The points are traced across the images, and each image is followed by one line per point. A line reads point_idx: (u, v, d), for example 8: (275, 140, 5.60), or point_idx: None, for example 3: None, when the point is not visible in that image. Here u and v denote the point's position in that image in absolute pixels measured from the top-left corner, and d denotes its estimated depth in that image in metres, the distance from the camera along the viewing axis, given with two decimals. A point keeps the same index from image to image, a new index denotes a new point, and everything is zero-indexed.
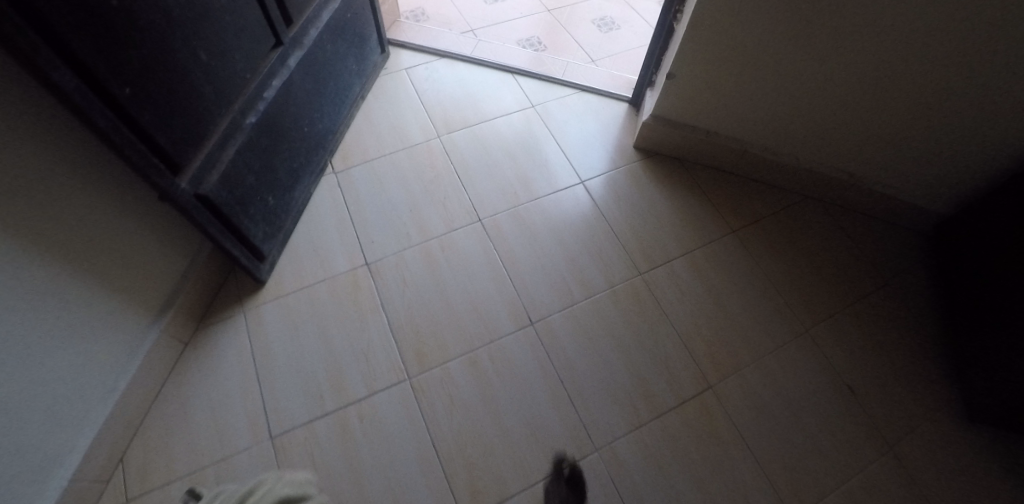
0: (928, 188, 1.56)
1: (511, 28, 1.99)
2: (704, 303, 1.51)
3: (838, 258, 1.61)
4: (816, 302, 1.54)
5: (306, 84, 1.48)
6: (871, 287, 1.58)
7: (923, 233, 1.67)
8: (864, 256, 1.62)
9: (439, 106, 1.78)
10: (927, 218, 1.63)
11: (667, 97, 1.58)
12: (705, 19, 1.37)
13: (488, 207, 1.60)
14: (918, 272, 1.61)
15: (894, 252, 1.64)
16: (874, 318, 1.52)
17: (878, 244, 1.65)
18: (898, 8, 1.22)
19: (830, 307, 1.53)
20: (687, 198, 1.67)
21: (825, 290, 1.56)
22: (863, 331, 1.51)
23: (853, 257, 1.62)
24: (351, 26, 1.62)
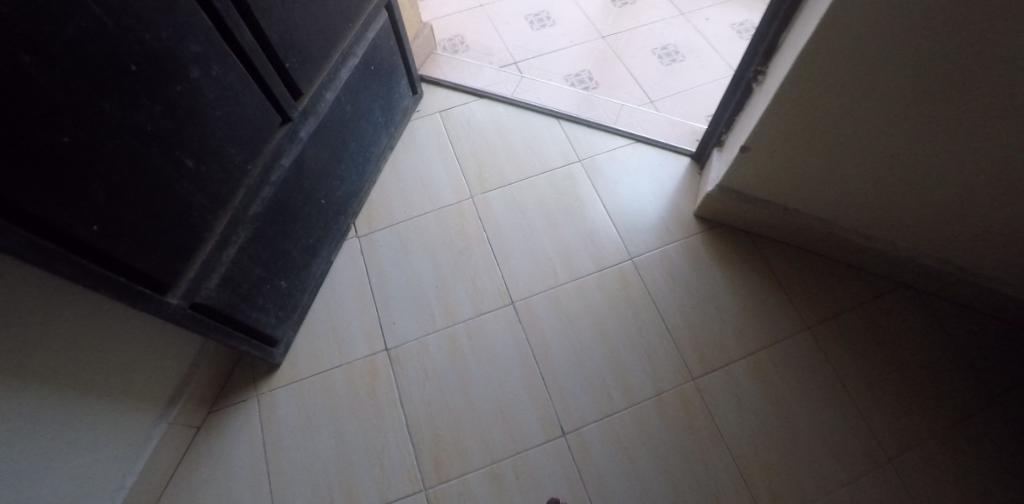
0: None
1: (560, 59, 1.75)
2: (766, 420, 1.31)
3: (933, 364, 1.36)
4: (901, 421, 1.31)
5: (323, 152, 1.32)
6: (974, 402, 1.32)
7: None
8: (967, 362, 1.36)
9: (474, 158, 1.60)
10: None
11: (739, 168, 1.33)
12: (798, 89, 1.11)
13: (524, 288, 1.42)
14: None
15: (1005, 357, 1.36)
16: (974, 445, 1.27)
17: (985, 346, 1.38)
18: None
19: (920, 428, 1.30)
20: (753, 283, 1.44)
21: (914, 405, 1.32)
22: (961, 461, 1.27)
23: (953, 362, 1.36)
24: (376, 76, 1.44)
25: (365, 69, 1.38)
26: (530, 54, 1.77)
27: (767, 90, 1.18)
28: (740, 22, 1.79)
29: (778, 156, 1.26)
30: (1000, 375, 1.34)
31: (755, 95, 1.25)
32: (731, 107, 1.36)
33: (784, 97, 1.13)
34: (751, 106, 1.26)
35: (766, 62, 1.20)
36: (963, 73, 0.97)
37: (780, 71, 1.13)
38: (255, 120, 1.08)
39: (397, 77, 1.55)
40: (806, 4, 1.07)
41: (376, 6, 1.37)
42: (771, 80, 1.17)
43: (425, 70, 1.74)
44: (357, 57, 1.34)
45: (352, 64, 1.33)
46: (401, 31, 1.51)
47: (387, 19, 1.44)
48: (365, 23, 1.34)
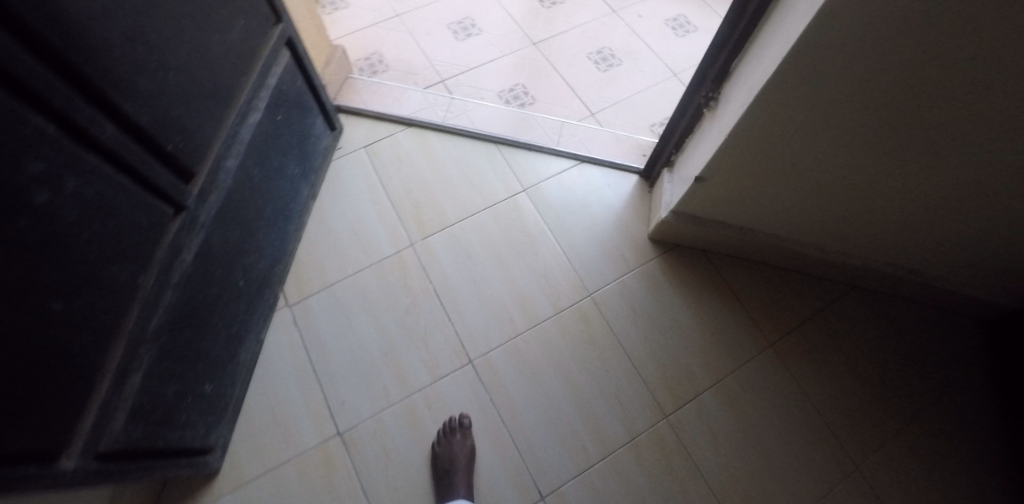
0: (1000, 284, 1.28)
1: (490, 73, 1.61)
2: (738, 446, 1.27)
3: (889, 363, 1.36)
4: (865, 427, 1.29)
5: (235, 229, 1.13)
6: (928, 399, 1.33)
7: (985, 322, 1.40)
8: (919, 358, 1.37)
9: (409, 198, 1.45)
10: (992, 310, 1.36)
11: (696, 196, 1.24)
12: (754, 129, 1.01)
13: (481, 343, 1.31)
14: (981, 374, 1.35)
15: (952, 349, 1.38)
16: (933, 443, 1.28)
17: (934, 340, 1.39)
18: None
19: (882, 431, 1.29)
20: (713, 305, 1.38)
21: (876, 408, 1.31)
22: (921, 459, 1.27)
23: (907, 360, 1.36)
24: (285, 125, 1.25)
25: (270, 122, 1.19)
26: (457, 69, 1.62)
27: (721, 120, 1.09)
28: (673, 18, 1.74)
29: (734, 185, 1.17)
30: (949, 367, 1.36)
31: (708, 121, 1.15)
32: (681, 130, 1.26)
33: (740, 135, 1.04)
34: (705, 132, 1.17)
35: (720, 87, 1.10)
36: (930, 115, 0.89)
37: (734, 103, 1.04)
38: (142, 224, 0.89)
39: (310, 118, 1.36)
40: (761, 31, 0.97)
41: (274, 48, 1.16)
42: (725, 109, 1.08)
43: (342, 99, 1.56)
44: (259, 112, 1.14)
45: (254, 124, 1.13)
46: (309, 67, 1.31)
47: (291, 59, 1.24)
48: (263, 72, 1.14)
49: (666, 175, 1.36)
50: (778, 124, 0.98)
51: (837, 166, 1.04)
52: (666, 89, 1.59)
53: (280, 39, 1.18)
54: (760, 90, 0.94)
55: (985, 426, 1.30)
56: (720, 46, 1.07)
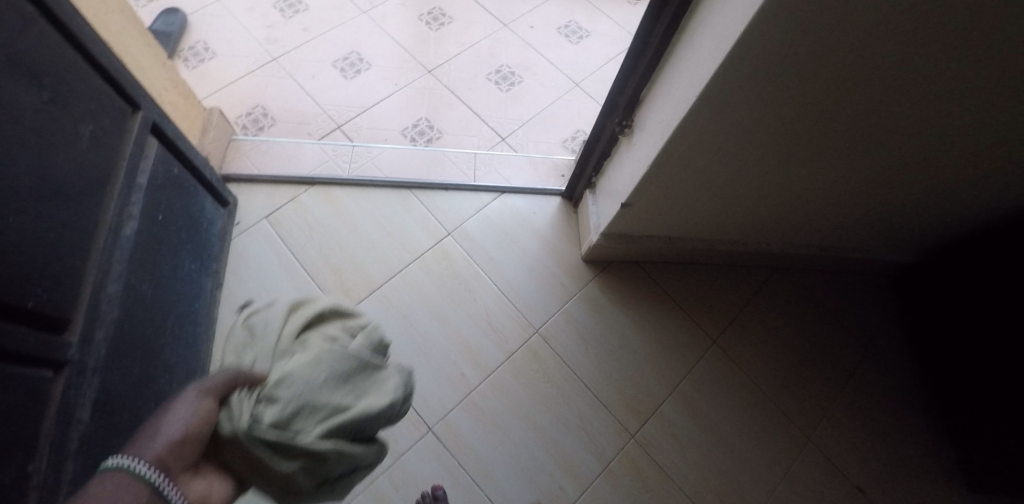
0: (897, 243, 1.37)
1: (391, 111, 1.56)
2: (701, 446, 1.27)
3: (816, 333, 1.41)
4: (806, 397, 1.33)
5: (137, 360, 0.99)
6: (854, 358, 1.39)
7: (886, 277, 1.50)
8: (839, 321, 1.43)
9: (327, 264, 1.34)
10: (890, 266, 1.46)
11: (627, 218, 1.21)
12: (677, 157, 0.99)
13: (437, 407, 1.24)
14: (893, 326, 1.44)
15: (865, 308, 1.46)
16: (867, 400, 1.34)
17: (848, 302, 1.46)
18: (939, 123, 0.87)
19: (822, 399, 1.34)
20: (654, 314, 1.38)
21: (813, 378, 1.36)
22: (860, 417, 1.33)
23: (831, 327, 1.42)
24: (171, 223, 1.09)
25: (153, 228, 1.03)
26: (354, 112, 1.55)
27: (642, 144, 1.06)
28: (564, 25, 1.82)
29: (659, 204, 1.15)
30: (864, 325, 1.44)
31: (630, 143, 1.12)
32: (608, 149, 1.22)
33: (664, 163, 1.01)
34: (625, 156, 1.14)
35: (640, 109, 1.07)
36: (837, 124, 0.89)
37: (654, 128, 1.00)
38: (18, 406, 0.75)
39: (198, 202, 1.20)
40: (676, 55, 0.93)
41: (137, 139, 0.97)
42: (644, 133, 1.05)
43: (230, 167, 1.41)
44: (136, 221, 0.97)
45: (131, 236, 0.96)
46: (184, 148, 1.13)
47: (158, 145, 1.04)
48: (130, 173, 0.95)
49: (590, 196, 1.35)
50: (700, 148, 0.96)
51: (758, 175, 1.04)
52: (570, 101, 1.66)
53: (143, 128, 0.98)
54: (676, 124, 0.91)
55: (903, 374, 1.39)
56: (636, 66, 1.03)
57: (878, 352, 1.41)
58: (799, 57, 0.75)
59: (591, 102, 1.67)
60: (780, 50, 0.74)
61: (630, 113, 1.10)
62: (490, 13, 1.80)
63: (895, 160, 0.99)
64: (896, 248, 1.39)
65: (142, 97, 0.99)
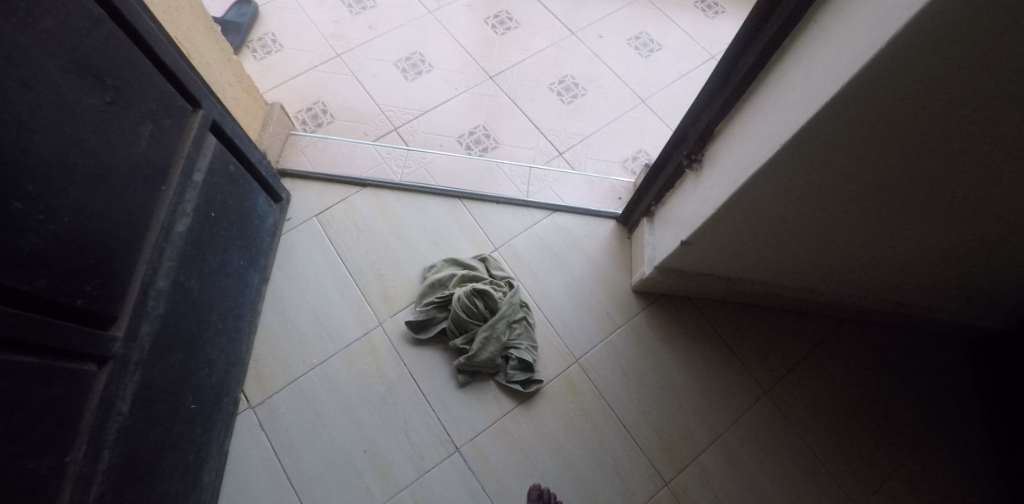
0: (987, 309, 1.24)
1: (449, 116, 1.56)
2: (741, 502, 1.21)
3: (881, 394, 1.31)
4: (862, 464, 1.25)
5: (179, 353, 0.99)
6: (924, 427, 1.29)
7: (969, 340, 1.38)
8: (909, 384, 1.33)
9: (372, 271, 1.34)
10: (977, 330, 1.34)
11: (680, 256, 1.16)
12: (754, 200, 0.91)
13: (467, 428, 1.21)
14: (972, 396, 1.32)
15: (941, 372, 1.34)
16: (933, 475, 1.24)
17: (922, 363, 1.35)
18: None
19: (881, 467, 1.25)
20: (703, 356, 1.32)
21: (872, 443, 1.27)
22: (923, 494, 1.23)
23: (899, 389, 1.32)
24: (224, 218, 1.09)
25: (206, 224, 1.03)
26: (412, 114, 1.55)
27: (711, 181, 0.99)
28: (635, 36, 1.76)
29: (725, 245, 1.08)
30: (939, 391, 1.32)
31: (697, 178, 1.05)
32: (673, 180, 1.16)
33: (734, 205, 0.93)
34: (690, 191, 1.08)
35: (714, 143, 1.00)
36: (927, 196, 0.80)
37: (729, 166, 0.93)
38: (60, 399, 0.76)
39: (252, 198, 1.21)
40: (761, 93, 0.85)
41: (197, 137, 0.97)
42: (716, 170, 0.98)
43: (286, 162, 1.44)
44: (189, 218, 0.97)
45: (183, 233, 0.96)
46: (242, 145, 1.14)
47: (216, 141, 1.04)
48: (188, 170, 0.96)
49: (646, 225, 1.30)
50: (778, 196, 0.88)
51: (835, 231, 0.95)
52: (634, 117, 1.60)
53: (203, 125, 0.99)
54: (756, 168, 0.84)
55: (981, 450, 1.26)
56: (716, 98, 0.96)
57: (953, 422, 1.29)
58: (906, 122, 0.67)
59: (656, 120, 1.61)
60: (887, 108, 0.66)
61: (701, 147, 1.03)
62: (559, 19, 1.76)
63: (998, 232, 0.88)
64: (986, 314, 1.27)
65: (204, 96, 0.99)
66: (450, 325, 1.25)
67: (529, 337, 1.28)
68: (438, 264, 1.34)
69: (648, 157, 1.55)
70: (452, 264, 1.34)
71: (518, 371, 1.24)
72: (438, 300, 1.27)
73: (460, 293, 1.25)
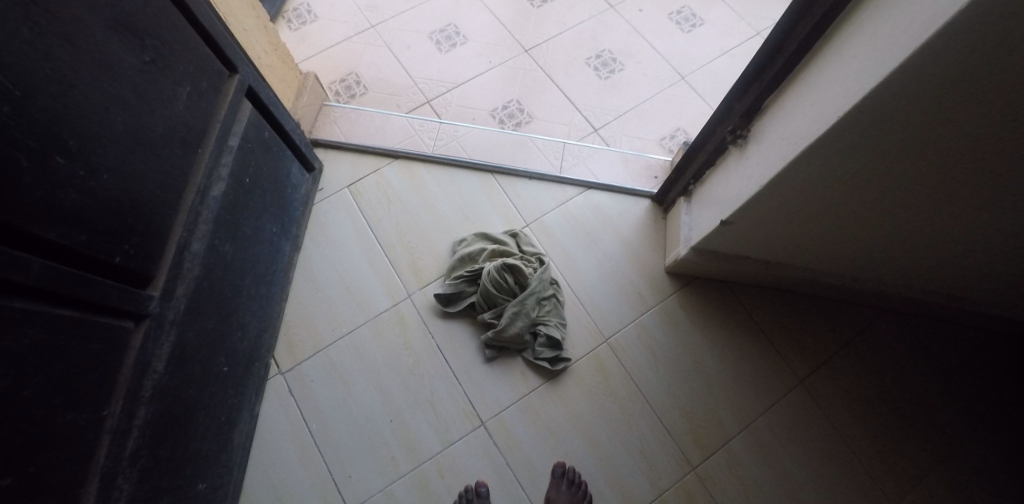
0: None
1: (482, 90, 1.53)
2: (768, 490, 1.19)
3: (922, 389, 1.26)
4: (898, 460, 1.21)
5: (212, 317, 1.00)
6: (967, 425, 1.23)
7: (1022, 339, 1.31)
8: (954, 381, 1.27)
9: (402, 244, 1.34)
10: None
11: (717, 237, 1.13)
12: (802, 179, 0.87)
13: (492, 403, 1.21)
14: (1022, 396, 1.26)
15: (989, 370, 1.28)
16: (973, 475, 1.19)
17: (969, 360, 1.29)
18: None
19: (918, 464, 1.20)
20: (737, 342, 1.29)
21: (910, 439, 1.22)
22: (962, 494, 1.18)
23: (943, 386, 1.27)
24: (258, 185, 1.09)
25: (241, 189, 1.03)
26: (445, 87, 1.53)
27: (757, 158, 0.95)
28: (677, 10, 1.70)
29: (766, 227, 1.04)
30: (985, 389, 1.27)
31: (741, 154, 1.01)
32: (714, 157, 1.12)
33: (780, 183, 0.89)
34: (733, 169, 1.04)
35: (761, 118, 0.96)
36: (990, 183, 0.76)
37: (777, 142, 0.89)
38: (99, 354, 0.77)
39: (285, 165, 1.21)
40: (815, 64, 0.81)
41: (232, 101, 0.97)
42: (762, 146, 0.94)
43: (319, 133, 1.44)
44: (224, 182, 0.97)
45: (217, 197, 0.96)
46: (276, 112, 1.14)
47: (252, 107, 1.04)
48: (223, 134, 0.96)
49: (683, 203, 1.26)
50: (826, 175, 0.84)
51: (887, 216, 0.91)
52: (673, 94, 1.56)
53: (239, 89, 0.99)
54: (806, 143, 0.80)
55: None
56: (766, 70, 0.91)
57: (999, 423, 1.24)
58: (976, 97, 0.63)
59: (696, 98, 1.56)
60: (957, 81, 0.62)
61: (747, 122, 0.99)
62: None
63: None
64: None
65: (241, 61, 0.99)
66: (478, 300, 1.24)
67: (558, 314, 1.26)
68: (468, 238, 1.32)
69: (686, 135, 1.50)
70: (482, 239, 1.32)
71: (546, 348, 1.23)
72: (467, 274, 1.26)
73: (490, 267, 1.24)
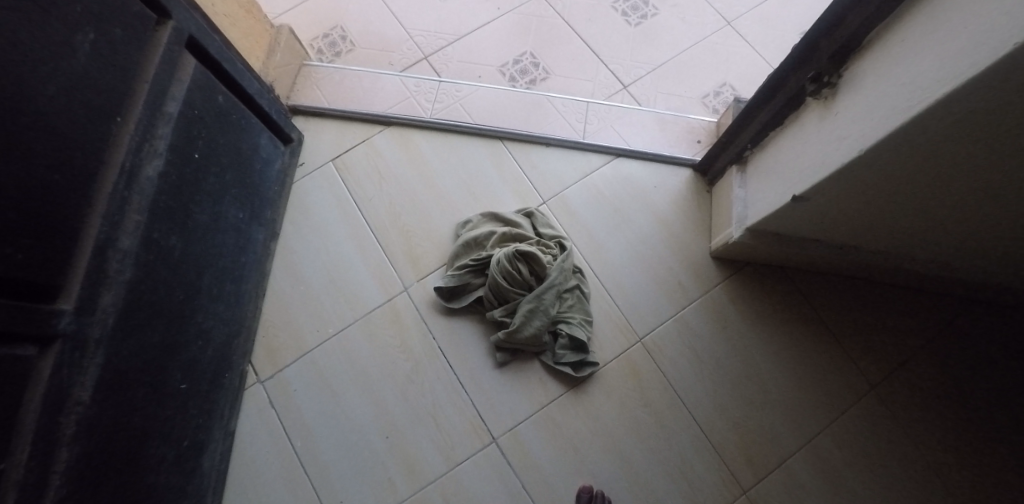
0: None
1: (490, 42, 1.30)
2: None
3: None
4: (995, 484, 0.99)
5: (159, 325, 0.82)
6: None
7: None
8: None
9: (397, 227, 1.13)
10: None
11: (783, 216, 0.90)
12: (919, 143, 0.64)
13: (506, 415, 1.01)
14: None
15: None
16: None
17: None
18: None
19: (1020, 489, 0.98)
20: (797, 341, 1.08)
21: (1009, 458, 1.00)
22: None
23: None
24: (214, 161, 0.89)
25: (188, 168, 0.83)
26: (446, 40, 1.30)
27: (849, 113, 0.72)
28: None
29: (851, 205, 0.81)
30: None
31: (823, 109, 0.78)
32: (783, 113, 0.89)
33: (886, 148, 0.66)
34: (811, 128, 0.81)
35: (858, 57, 0.71)
36: None
37: (882, 90, 0.66)
38: None
39: (252, 136, 1.01)
40: None
41: (166, 55, 0.77)
42: (858, 96, 0.70)
43: (299, 98, 1.23)
44: (161, 159, 0.77)
45: (153, 178, 0.76)
46: (232, 70, 0.93)
47: (197, 63, 0.84)
48: (155, 98, 0.76)
49: (735, 173, 1.04)
50: (955, 141, 0.60)
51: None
52: (716, 43, 1.31)
53: (174, 40, 0.78)
54: (936, 89, 0.57)
55: None
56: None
57: None
58: None
59: (745, 46, 1.31)
60: None
61: (839, 65, 0.74)
62: None
63: None
64: None
65: (176, 4, 0.78)
66: (487, 294, 1.04)
67: (582, 309, 1.06)
68: (473, 219, 1.12)
69: (733, 91, 1.27)
70: (490, 220, 1.11)
71: (568, 351, 1.03)
72: (473, 263, 1.06)
73: (500, 255, 1.03)
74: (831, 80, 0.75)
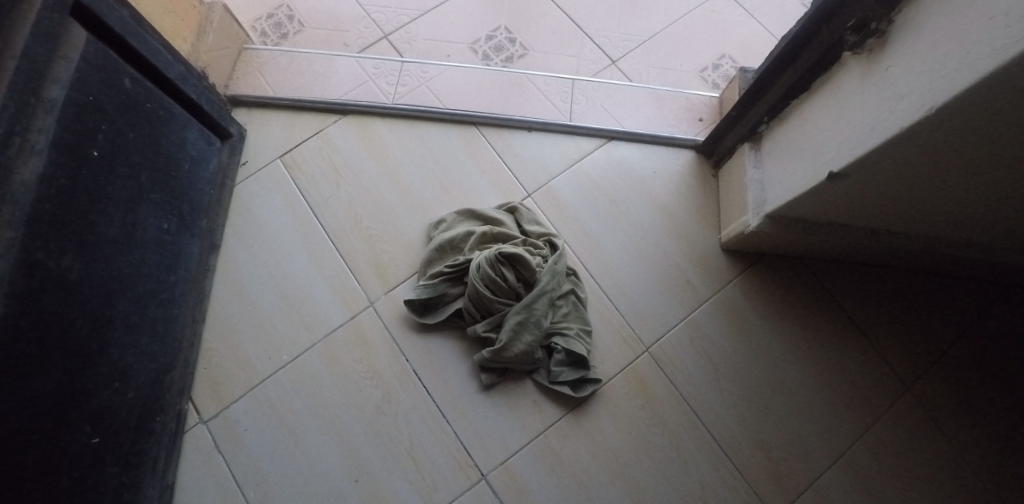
0: None
1: (458, 17, 1.15)
2: None
3: None
4: None
5: (53, 370, 0.65)
6: None
7: None
8: None
9: (359, 231, 0.97)
10: None
11: (812, 199, 0.76)
12: (989, 104, 0.51)
13: (496, 447, 0.86)
14: None
15: None
16: None
17: None
18: None
19: None
20: (820, 338, 0.94)
21: None
22: None
23: None
24: (123, 160, 0.73)
25: (84, 170, 0.67)
26: (409, 16, 1.14)
27: (903, 66, 0.58)
28: None
29: (897, 183, 0.68)
30: None
31: (867, 65, 0.64)
32: (811, 75, 0.75)
33: (955, 108, 0.53)
34: (851, 90, 0.67)
35: None
36: None
37: (953, 31, 0.52)
38: None
39: (177, 130, 0.84)
40: None
41: (41, 24, 0.62)
42: (914, 44, 0.57)
43: (239, 86, 1.05)
44: (43, 158, 0.62)
45: (31, 183, 0.61)
46: (144, 49, 0.76)
47: (90, 38, 0.68)
48: (29, 79, 0.60)
49: (748, 152, 0.90)
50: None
51: None
52: (711, 11, 1.18)
53: (53, 7, 0.63)
54: None
55: None
56: None
57: None
58: None
59: (742, 14, 1.18)
60: None
61: (891, 7, 0.60)
62: None
63: None
64: None
65: None
66: (467, 307, 0.89)
67: (579, 318, 0.91)
68: (447, 219, 0.96)
69: (733, 64, 1.13)
70: (467, 219, 0.96)
71: (566, 368, 0.88)
72: (450, 271, 0.90)
73: (481, 259, 0.88)
74: (879, 27, 0.61)
